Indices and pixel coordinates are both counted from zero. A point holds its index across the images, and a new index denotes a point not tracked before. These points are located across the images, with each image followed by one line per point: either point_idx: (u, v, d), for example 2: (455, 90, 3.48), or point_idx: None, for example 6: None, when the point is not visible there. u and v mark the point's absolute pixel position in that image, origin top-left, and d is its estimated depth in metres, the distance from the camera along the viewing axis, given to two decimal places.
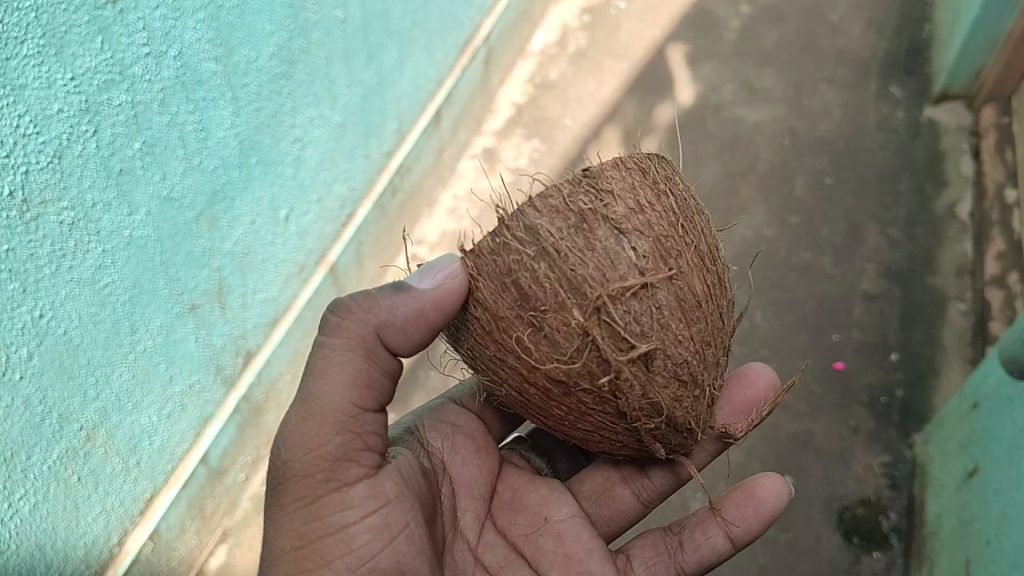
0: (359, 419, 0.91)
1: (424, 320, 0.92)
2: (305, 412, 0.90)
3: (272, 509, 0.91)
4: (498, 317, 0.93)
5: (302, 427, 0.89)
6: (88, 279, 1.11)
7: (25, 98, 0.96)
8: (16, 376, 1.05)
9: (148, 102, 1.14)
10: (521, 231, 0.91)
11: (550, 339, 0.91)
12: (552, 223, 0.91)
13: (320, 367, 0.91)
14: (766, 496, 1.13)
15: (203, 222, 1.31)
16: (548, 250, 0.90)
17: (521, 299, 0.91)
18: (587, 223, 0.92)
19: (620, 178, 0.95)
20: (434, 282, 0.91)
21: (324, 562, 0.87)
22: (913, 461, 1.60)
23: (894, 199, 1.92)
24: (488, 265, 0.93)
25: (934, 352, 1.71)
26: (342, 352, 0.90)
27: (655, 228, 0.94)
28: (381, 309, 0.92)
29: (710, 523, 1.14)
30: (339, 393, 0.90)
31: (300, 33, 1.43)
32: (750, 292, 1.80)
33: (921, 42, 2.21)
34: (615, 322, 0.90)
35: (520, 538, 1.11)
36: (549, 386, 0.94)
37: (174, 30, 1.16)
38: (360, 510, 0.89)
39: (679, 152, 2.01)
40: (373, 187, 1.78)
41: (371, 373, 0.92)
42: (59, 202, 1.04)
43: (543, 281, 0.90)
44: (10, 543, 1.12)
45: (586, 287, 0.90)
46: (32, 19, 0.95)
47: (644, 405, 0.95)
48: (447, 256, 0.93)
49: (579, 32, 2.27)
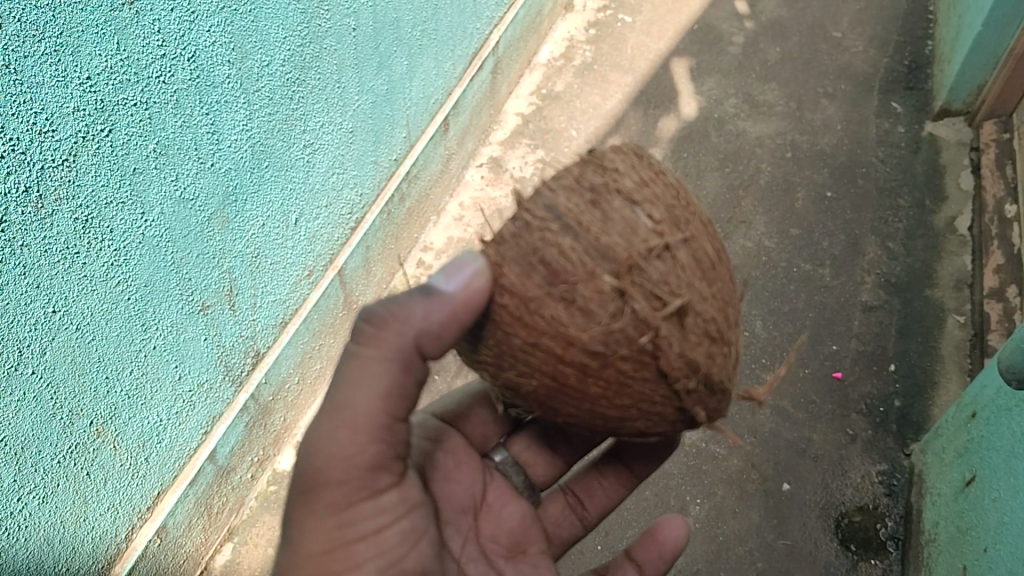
0: (390, 428, 0.90)
1: (457, 323, 0.89)
2: (337, 421, 0.87)
3: (293, 513, 0.90)
4: (527, 300, 0.90)
5: (336, 436, 0.87)
6: (101, 277, 1.14)
7: (42, 96, 0.99)
8: (27, 370, 1.08)
9: (162, 104, 1.18)
10: (541, 212, 0.93)
11: (585, 310, 0.88)
12: (569, 201, 0.93)
13: (353, 377, 0.88)
14: (673, 533, 1.21)
15: (214, 224, 1.34)
16: (571, 224, 0.91)
17: (551, 274, 0.89)
18: (602, 197, 0.93)
19: (620, 160, 0.98)
20: (462, 285, 0.88)
21: (355, 564, 0.89)
22: (911, 470, 1.63)
23: (894, 212, 1.95)
24: (513, 250, 0.92)
25: (932, 363, 1.73)
26: (377, 362, 0.88)
27: (665, 198, 0.95)
28: (412, 315, 0.88)
29: (627, 565, 1.20)
30: (374, 402, 0.88)
31: (313, 39, 1.47)
32: (751, 301, 1.83)
33: (923, 59, 2.24)
34: (645, 280, 0.89)
35: (503, 559, 1.12)
36: (585, 362, 0.89)
37: (189, 34, 1.20)
38: (391, 515, 0.93)
39: (682, 165, 2.04)
40: (383, 193, 1.81)
41: (405, 382, 0.90)
42: (74, 200, 1.07)
43: (571, 253, 0.89)
44: (17, 535, 1.16)
45: (612, 251, 0.89)
46: (48, 18, 0.97)
47: (683, 366, 0.91)
48: (469, 258, 0.91)
49: (585, 45, 2.32)
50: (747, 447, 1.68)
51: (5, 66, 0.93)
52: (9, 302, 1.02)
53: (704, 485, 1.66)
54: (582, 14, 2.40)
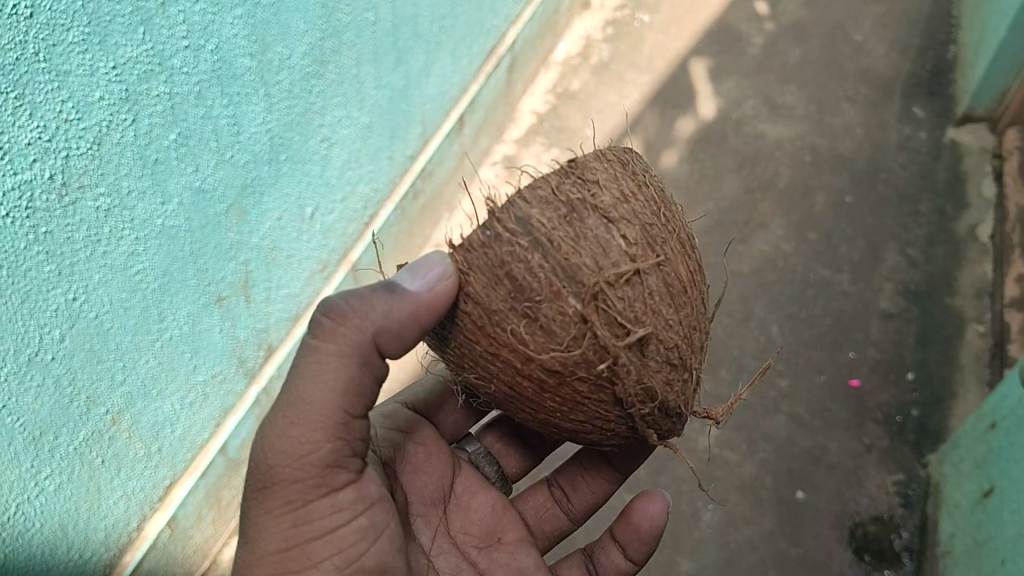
0: (349, 425, 0.89)
1: (418, 323, 0.90)
2: (292, 417, 0.86)
3: (249, 509, 0.89)
4: (490, 311, 0.92)
5: (291, 434, 0.86)
6: (120, 266, 1.17)
7: (68, 85, 1.03)
8: (47, 356, 1.09)
9: (184, 95, 1.21)
10: (513, 223, 0.91)
11: (546, 330, 0.91)
12: (542, 213, 0.92)
13: (309, 374, 0.87)
14: (649, 515, 1.18)
15: (232, 215, 1.37)
16: (542, 241, 0.90)
17: (516, 291, 0.90)
18: (578, 213, 0.93)
19: (602, 168, 0.97)
20: (426, 283, 0.89)
21: (313, 563, 0.88)
22: (927, 481, 1.60)
23: (914, 219, 1.92)
24: (480, 258, 0.91)
25: (950, 373, 1.70)
26: (335, 359, 0.87)
27: (641, 217, 0.95)
28: (372, 310, 0.88)
29: (612, 547, 1.22)
30: (332, 398, 0.87)
31: (333, 33, 1.49)
32: (767, 307, 1.81)
33: (945, 64, 2.21)
34: (611, 307, 0.91)
35: (473, 549, 1.13)
36: (542, 376, 0.93)
37: (212, 26, 1.23)
38: (350, 512, 0.90)
39: (700, 167, 2.02)
40: (397, 189, 1.81)
41: (363, 379, 0.89)
42: (96, 188, 1.10)
43: (538, 272, 0.90)
44: (33, 521, 1.15)
45: (581, 274, 0.90)
46: (78, 9, 1.02)
47: (639, 390, 0.95)
48: (436, 254, 0.91)
49: (602, 44, 2.28)
50: (761, 454, 1.66)
51: (33, 55, 0.98)
52: (31, 286, 1.05)
53: (717, 492, 1.63)
54: (599, 12, 2.37)
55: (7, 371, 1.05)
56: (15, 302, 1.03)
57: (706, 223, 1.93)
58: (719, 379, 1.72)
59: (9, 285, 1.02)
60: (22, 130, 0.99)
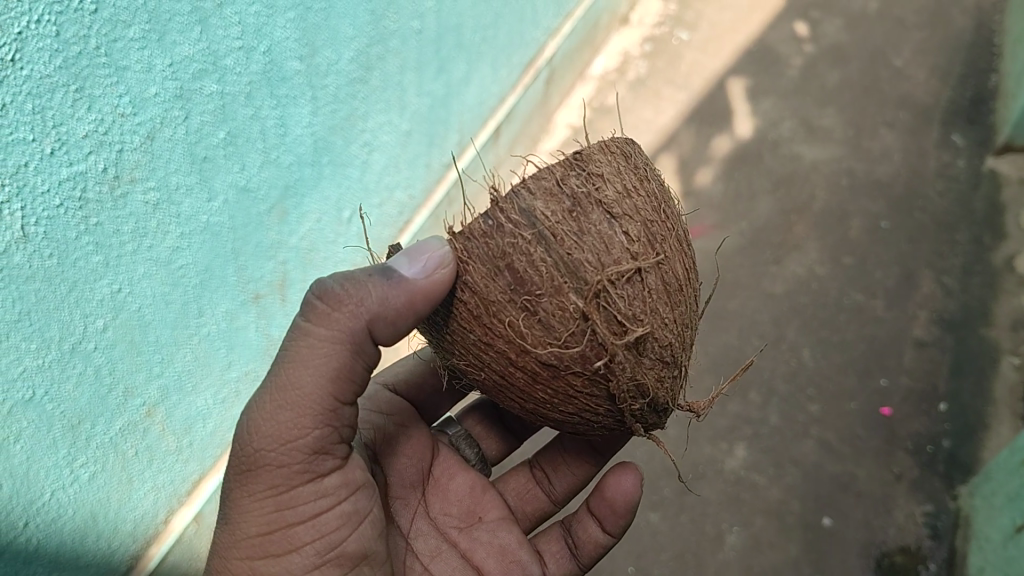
0: (335, 412, 0.87)
1: (413, 312, 0.88)
2: (281, 400, 0.84)
3: (230, 491, 0.87)
4: (488, 301, 0.90)
5: (278, 418, 0.84)
6: (164, 260, 1.18)
7: (126, 79, 1.04)
8: (90, 346, 1.10)
9: (236, 94, 1.22)
10: (516, 214, 0.89)
11: (544, 323, 0.89)
12: (547, 206, 0.90)
13: (300, 358, 0.85)
14: (622, 487, 1.16)
15: (274, 215, 1.40)
16: (545, 234, 0.89)
17: (516, 283, 0.89)
18: (581, 207, 0.91)
19: (606, 161, 0.96)
20: (423, 270, 0.87)
21: (293, 548, 0.86)
22: (957, 513, 1.57)
23: (951, 247, 1.91)
24: (480, 248, 0.90)
25: (984, 405, 1.68)
26: (327, 345, 0.85)
27: (643, 213, 0.94)
28: (364, 294, 0.86)
29: (588, 521, 1.20)
30: (321, 384, 0.85)
31: (379, 39, 1.50)
32: (799, 330, 1.81)
33: (986, 93, 2.20)
34: (612, 305, 0.90)
35: (453, 530, 1.12)
36: (535, 368, 0.92)
37: (265, 28, 1.24)
38: (333, 498, 0.89)
39: (735, 187, 2.03)
40: (431, 197, 1.84)
41: (354, 367, 0.87)
42: (146, 182, 1.11)
43: (540, 265, 0.89)
44: (68, 509, 1.15)
45: (584, 270, 0.89)
46: (139, 6, 1.02)
47: (632, 387, 0.94)
48: (434, 239, 0.89)
49: (640, 60, 2.28)
50: (788, 478, 1.64)
51: (96, 49, 0.98)
52: (79, 276, 1.05)
53: (741, 514, 1.62)
54: (638, 28, 2.37)
55: (52, 359, 1.05)
56: (63, 291, 1.04)
57: (739, 243, 1.94)
58: (747, 402, 1.74)
59: (59, 273, 1.02)
60: (81, 121, 0.99)
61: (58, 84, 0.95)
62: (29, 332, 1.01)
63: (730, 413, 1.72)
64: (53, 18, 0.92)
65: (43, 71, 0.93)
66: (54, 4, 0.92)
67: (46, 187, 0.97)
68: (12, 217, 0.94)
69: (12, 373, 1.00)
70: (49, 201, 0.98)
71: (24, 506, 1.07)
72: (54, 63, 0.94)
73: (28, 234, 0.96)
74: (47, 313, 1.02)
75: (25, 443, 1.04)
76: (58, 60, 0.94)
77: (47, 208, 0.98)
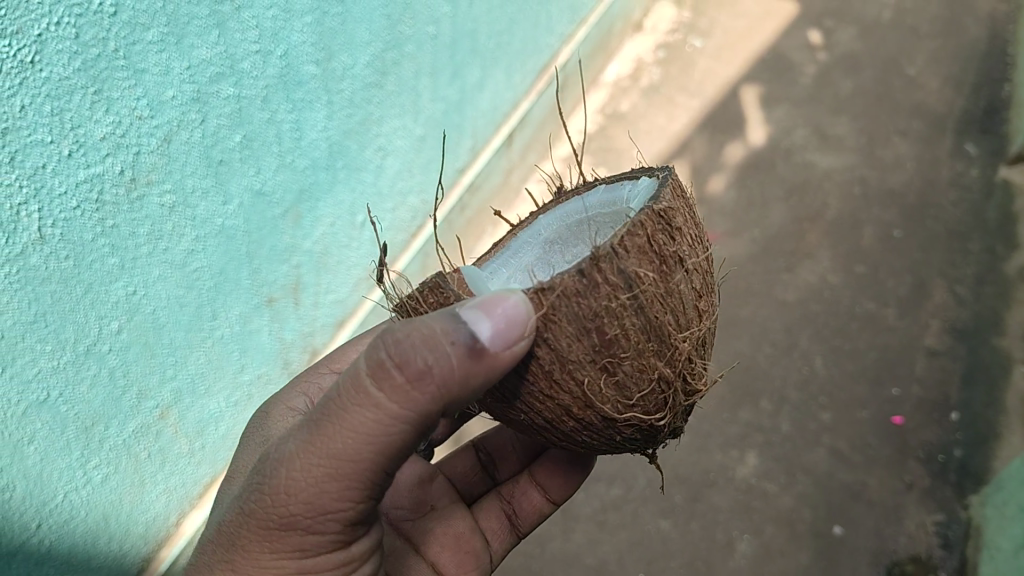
0: (379, 484, 0.77)
1: (489, 385, 0.77)
2: (328, 473, 0.73)
3: (243, 540, 0.77)
4: (567, 361, 0.84)
5: (323, 492, 0.73)
6: (179, 263, 1.19)
7: (144, 82, 1.04)
8: (105, 347, 1.11)
9: (253, 97, 1.23)
10: (613, 275, 0.83)
11: (621, 385, 0.86)
12: (640, 265, 0.85)
13: (362, 433, 0.72)
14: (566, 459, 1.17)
15: (289, 219, 1.40)
16: (638, 297, 0.84)
17: (602, 346, 0.84)
18: (667, 265, 0.88)
19: (680, 207, 0.93)
20: (509, 344, 0.75)
21: None
22: (968, 522, 1.57)
23: (964, 256, 1.91)
24: (569, 308, 0.82)
25: (996, 415, 1.67)
26: (396, 426, 0.72)
27: (704, 266, 0.95)
28: (446, 369, 0.71)
29: (531, 490, 1.19)
30: (378, 462, 0.74)
31: (395, 44, 1.51)
32: (811, 339, 1.82)
33: (999, 103, 2.20)
34: (683, 364, 0.90)
35: (407, 524, 1.09)
36: (594, 422, 0.89)
37: (283, 32, 1.25)
38: (357, 562, 0.83)
39: (748, 194, 2.03)
40: (443, 202, 1.82)
41: (413, 440, 0.76)
42: (163, 184, 1.12)
43: (629, 330, 0.84)
44: (79, 510, 1.16)
45: (667, 334, 0.88)
46: (158, 9, 1.03)
47: (670, 432, 0.97)
48: (523, 299, 0.76)
49: (653, 67, 2.29)
50: (799, 486, 1.65)
51: (115, 52, 0.99)
52: (95, 278, 1.06)
53: (752, 522, 1.62)
54: (652, 35, 2.37)
55: (66, 360, 1.05)
56: (79, 293, 1.04)
57: (752, 251, 1.95)
58: (758, 410, 1.74)
59: (75, 275, 1.03)
60: (99, 123, 1.00)
61: (76, 87, 0.96)
62: (44, 334, 1.01)
63: (742, 421, 1.73)
64: (72, 20, 0.93)
65: (62, 73, 0.94)
66: (74, 6, 0.93)
67: (64, 189, 0.98)
68: (29, 219, 0.95)
69: (27, 374, 1.01)
70: (66, 203, 0.99)
71: (36, 506, 1.08)
72: (72, 65, 0.95)
73: (45, 236, 0.97)
74: (63, 314, 1.03)
75: (38, 444, 1.05)
76: (76, 62, 0.95)
77: (64, 210, 0.99)
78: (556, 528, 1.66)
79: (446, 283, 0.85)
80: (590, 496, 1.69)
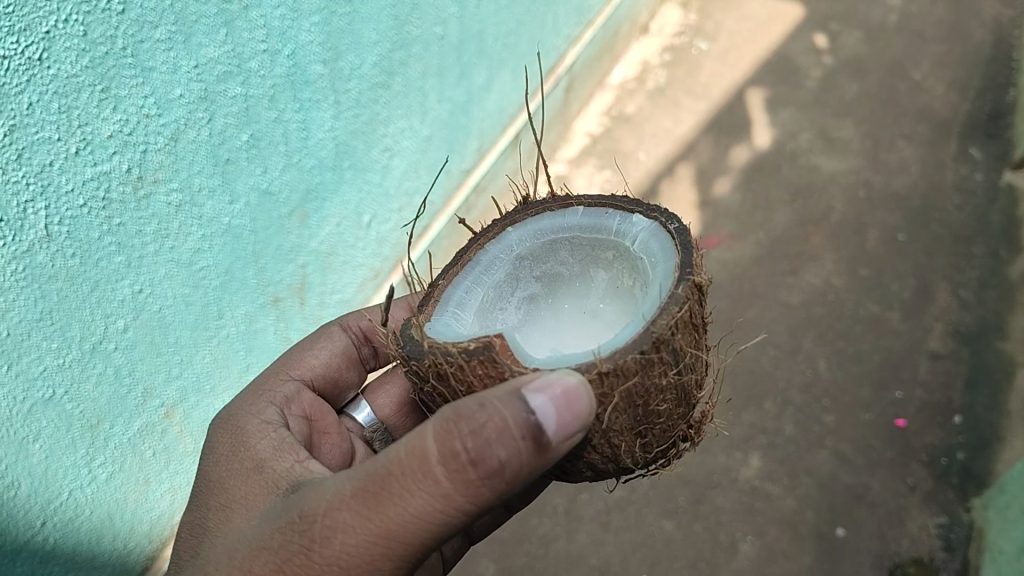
0: (420, 560, 0.76)
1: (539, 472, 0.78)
2: (384, 550, 0.72)
3: None
4: (609, 429, 0.86)
5: (374, 566, 0.72)
6: (185, 262, 1.20)
7: (152, 80, 1.05)
8: (111, 345, 1.12)
9: (259, 97, 1.24)
10: (667, 355, 0.85)
11: (648, 446, 0.91)
12: (686, 342, 0.88)
13: (428, 518, 0.71)
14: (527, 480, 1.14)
15: (295, 218, 1.41)
16: (680, 372, 0.88)
17: (643, 416, 0.87)
18: (700, 336, 0.92)
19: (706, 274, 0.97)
20: (568, 441, 0.76)
21: None
22: (970, 525, 1.58)
23: (967, 260, 1.92)
24: (625, 386, 0.83)
25: (999, 419, 1.69)
26: (459, 514, 0.72)
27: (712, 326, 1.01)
28: (518, 465, 0.72)
29: None
30: (430, 543, 0.74)
31: (402, 45, 1.51)
32: (816, 342, 1.83)
33: (1004, 108, 2.21)
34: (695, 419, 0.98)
35: None
36: (613, 473, 0.93)
37: (289, 31, 1.25)
38: None
39: (753, 197, 2.04)
40: (450, 203, 1.85)
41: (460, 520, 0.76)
42: (169, 183, 1.13)
43: (669, 401, 0.89)
44: (84, 508, 1.18)
45: (692, 398, 0.93)
46: (166, 7, 1.04)
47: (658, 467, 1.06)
48: (587, 391, 0.76)
49: (659, 69, 2.29)
50: (802, 488, 1.66)
51: (122, 50, 1.00)
52: (101, 277, 1.07)
53: (755, 523, 1.63)
54: (657, 37, 2.38)
55: (72, 358, 1.06)
56: (85, 291, 1.05)
57: (757, 253, 1.95)
58: (762, 412, 1.76)
59: (81, 274, 1.04)
60: (106, 122, 1.01)
61: (83, 84, 0.96)
62: (50, 332, 1.02)
63: (746, 423, 1.74)
64: (80, 17, 0.94)
65: (70, 70, 0.94)
66: (81, 3, 0.93)
67: (70, 187, 0.98)
68: (35, 216, 0.95)
69: (32, 372, 1.02)
70: (73, 201, 0.99)
71: (42, 503, 1.09)
72: (80, 63, 0.95)
73: (52, 233, 0.98)
74: (69, 311, 1.04)
75: (43, 442, 1.06)
76: (84, 59, 0.96)
77: (70, 208, 0.99)
78: (560, 528, 1.67)
79: (499, 357, 0.83)
80: (594, 496, 1.71)
